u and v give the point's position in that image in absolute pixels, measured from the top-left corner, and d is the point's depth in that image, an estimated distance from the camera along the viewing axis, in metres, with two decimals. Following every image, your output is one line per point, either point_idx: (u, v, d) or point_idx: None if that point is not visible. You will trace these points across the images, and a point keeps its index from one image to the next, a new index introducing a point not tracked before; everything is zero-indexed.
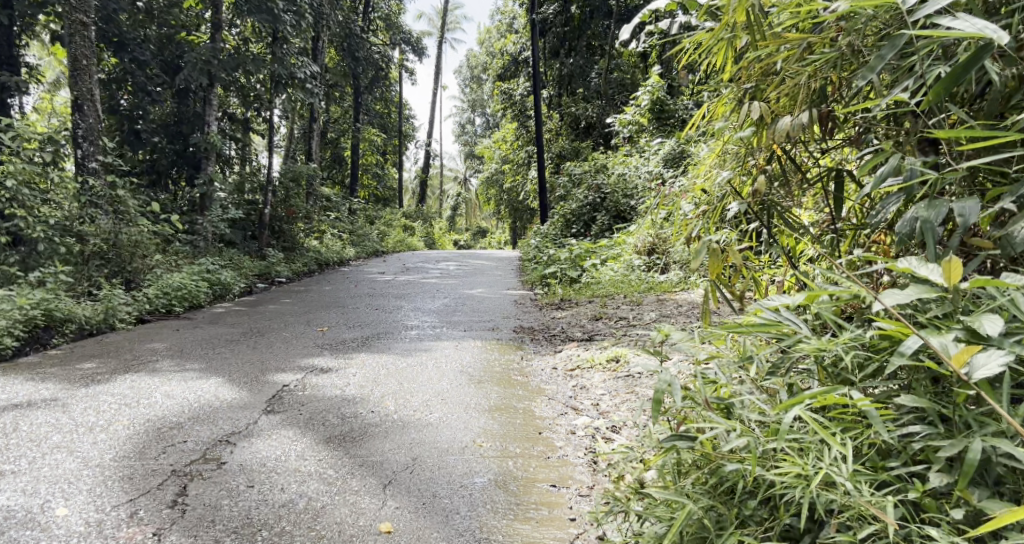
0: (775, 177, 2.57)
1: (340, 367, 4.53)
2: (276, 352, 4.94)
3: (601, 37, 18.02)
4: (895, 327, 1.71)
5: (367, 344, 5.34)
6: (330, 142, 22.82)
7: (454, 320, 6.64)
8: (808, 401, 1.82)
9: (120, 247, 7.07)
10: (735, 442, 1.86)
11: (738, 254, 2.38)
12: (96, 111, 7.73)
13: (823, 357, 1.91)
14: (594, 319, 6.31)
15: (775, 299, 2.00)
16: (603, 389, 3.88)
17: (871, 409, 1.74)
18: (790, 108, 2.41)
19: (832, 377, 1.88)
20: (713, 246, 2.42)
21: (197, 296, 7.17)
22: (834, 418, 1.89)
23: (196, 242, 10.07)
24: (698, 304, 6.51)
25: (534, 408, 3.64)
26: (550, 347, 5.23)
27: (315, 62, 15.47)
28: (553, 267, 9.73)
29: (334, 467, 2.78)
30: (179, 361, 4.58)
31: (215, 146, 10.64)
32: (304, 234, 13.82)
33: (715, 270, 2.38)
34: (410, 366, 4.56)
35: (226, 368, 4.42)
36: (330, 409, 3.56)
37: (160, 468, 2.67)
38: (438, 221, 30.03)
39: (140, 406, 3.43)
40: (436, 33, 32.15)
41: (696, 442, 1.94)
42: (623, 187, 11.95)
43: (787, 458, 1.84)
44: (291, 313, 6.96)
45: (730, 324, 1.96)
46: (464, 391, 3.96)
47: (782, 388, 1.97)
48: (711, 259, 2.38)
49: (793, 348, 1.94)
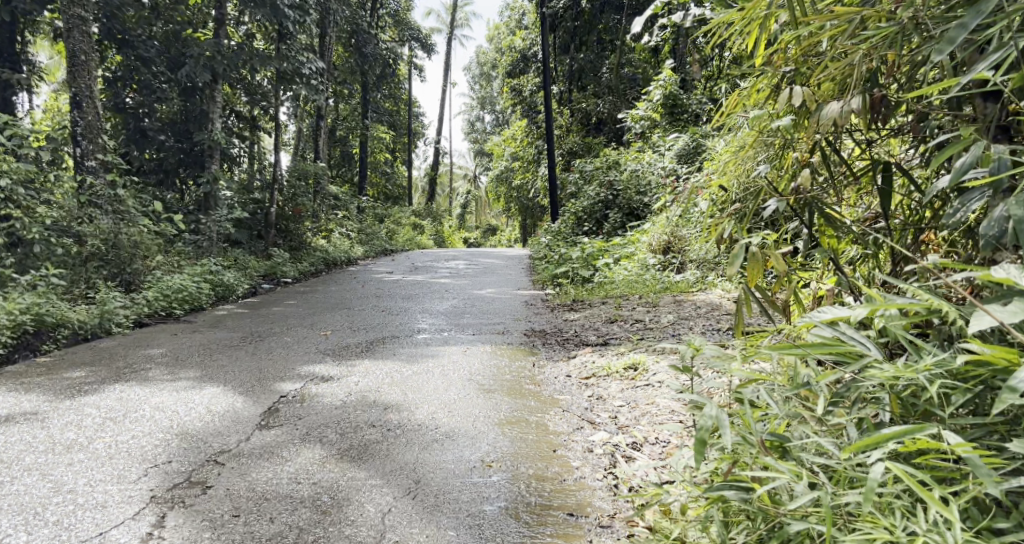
0: (817, 170, 2.31)
1: (341, 375, 4.29)
2: (276, 359, 4.71)
3: (612, 31, 17.67)
4: (998, 352, 1.54)
5: (370, 349, 5.12)
6: (338, 140, 22.62)
7: (463, 323, 6.40)
8: (892, 444, 1.63)
9: (119, 248, 6.89)
10: (803, 498, 1.68)
11: (780, 258, 2.12)
12: (95, 108, 7.55)
13: (897, 385, 1.74)
14: (609, 322, 6.05)
15: (830, 312, 1.82)
16: (621, 401, 3.65)
17: (973, 455, 1.54)
18: (836, 93, 2.14)
19: (909, 408, 1.71)
20: (752, 248, 2.15)
21: (198, 298, 6.99)
22: (921, 465, 1.69)
23: (200, 242, 9.89)
24: (716, 306, 6.24)
25: (548, 422, 3.40)
26: (564, 352, 4.99)
27: (322, 58, 15.25)
28: (565, 267, 9.48)
29: (329, 491, 2.55)
30: (173, 369, 4.35)
31: (220, 143, 10.46)
32: (312, 234, 13.63)
33: (754, 278, 2.13)
34: (416, 374, 4.32)
35: (221, 376, 4.18)
36: (330, 424, 3.34)
37: (138, 495, 2.45)
38: (448, 219, 29.77)
39: (126, 421, 3.21)
40: (445, 30, 31.88)
41: (754, 495, 1.78)
42: (636, 183, 11.71)
43: (869, 519, 1.65)
44: (294, 316, 6.74)
45: (784, 345, 1.79)
46: (473, 402, 3.72)
47: (851, 424, 1.79)
48: (748, 267, 2.14)
49: (862, 375, 1.75)
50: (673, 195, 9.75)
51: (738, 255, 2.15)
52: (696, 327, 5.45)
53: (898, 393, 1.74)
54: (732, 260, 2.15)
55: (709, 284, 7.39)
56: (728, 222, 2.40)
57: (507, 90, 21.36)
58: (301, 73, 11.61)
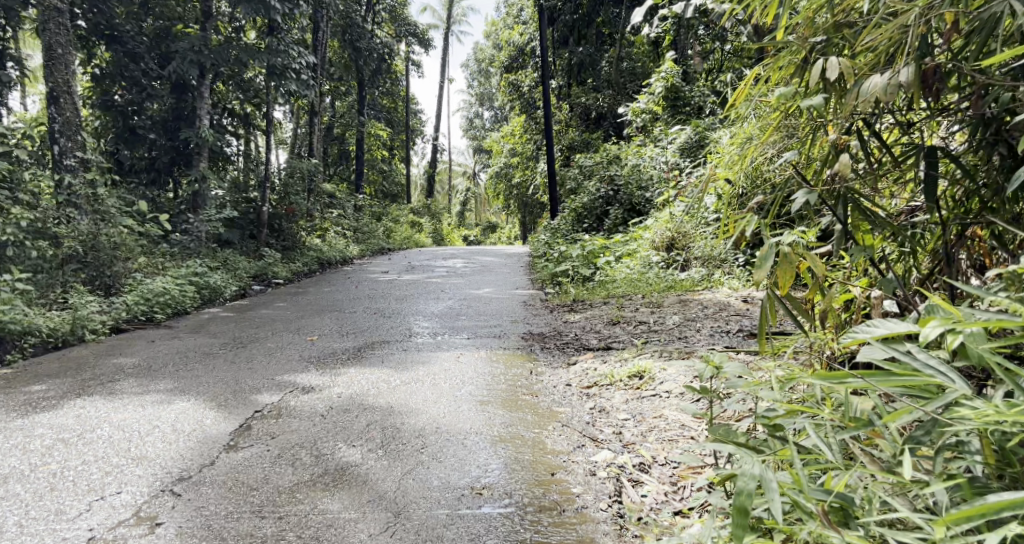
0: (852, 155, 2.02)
1: (325, 385, 3.98)
2: (255, 369, 4.37)
3: (612, 24, 17.37)
4: None
5: (358, 355, 4.80)
6: (335, 137, 22.27)
7: (457, 326, 6.08)
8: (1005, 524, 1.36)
9: (98, 249, 6.59)
10: None
11: (816, 261, 1.83)
12: (74, 104, 7.23)
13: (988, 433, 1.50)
14: (612, 324, 5.73)
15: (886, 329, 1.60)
16: (625, 414, 3.36)
17: None
18: (879, 63, 1.84)
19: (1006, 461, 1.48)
20: (783, 248, 1.85)
21: (180, 301, 6.67)
22: None
23: (188, 242, 9.56)
24: (725, 306, 5.94)
25: (546, 439, 3.09)
26: (564, 357, 4.68)
27: (316, 53, 14.93)
28: (565, 265, 9.17)
29: (294, 531, 2.26)
30: (144, 379, 4.04)
31: (208, 141, 10.13)
32: (306, 233, 13.32)
33: (787, 286, 1.82)
34: (405, 383, 4.02)
35: (195, 388, 3.84)
36: (305, 443, 3.02)
37: (73, 536, 2.22)
38: (446, 216, 29.43)
39: (78, 443, 2.92)
40: (443, 26, 31.56)
41: None
42: (638, 178, 11.32)
43: None
44: (280, 320, 6.42)
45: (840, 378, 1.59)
46: (466, 415, 3.42)
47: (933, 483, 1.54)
48: (779, 270, 1.82)
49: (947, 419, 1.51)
50: (676, 191, 9.45)
51: (768, 255, 1.83)
52: (704, 329, 5.15)
53: (997, 440, 1.50)
54: (760, 262, 1.84)
55: (714, 282, 7.10)
56: (751, 218, 2.10)
57: (505, 85, 21.07)
58: (292, 68, 11.29)
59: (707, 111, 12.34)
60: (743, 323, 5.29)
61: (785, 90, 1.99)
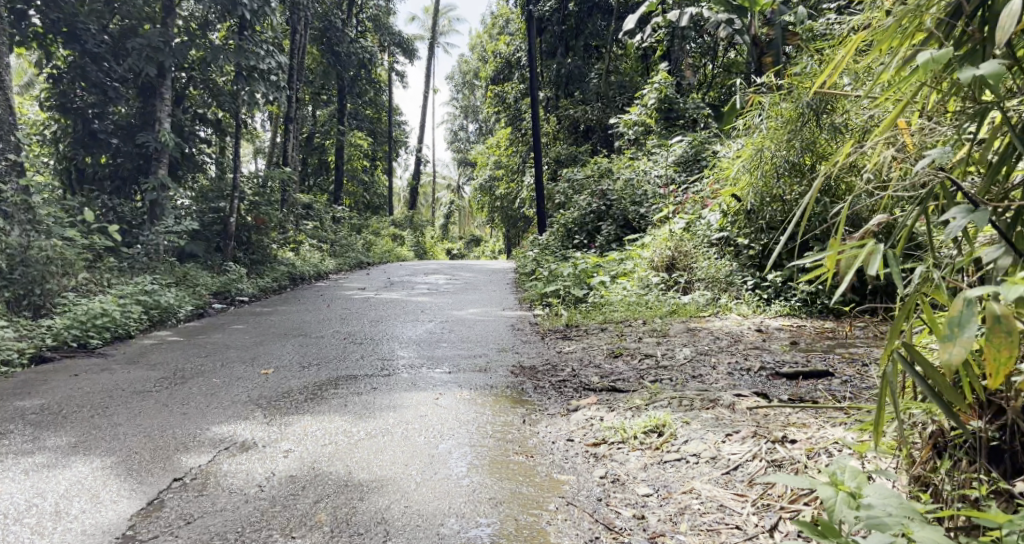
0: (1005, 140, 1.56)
1: (270, 440, 3.23)
2: (188, 415, 3.59)
3: (600, 37, 16.85)
4: None
5: (316, 397, 4.03)
6: (314, 147, 21.51)
7: (438, 356, 5.35)
8: None
9: (27, 265, 5.81)
10: None
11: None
12: (6, 99, 6.45)
13: None
14: (612, 356, 5.03)
15: None
16: (647, 488, 2.68)
17: None
18: None
19: None
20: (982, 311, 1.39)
21: (121, 325, 5.87)
22: None
23: (143, 257, 8.73)
24: (741, 338, 5.27)
25: (548, 528, 2.39)
26: (562, 401, 3.95)
27: (293, 58, 14.19)
28: (555, 285, 8.47)
29: None
30: (45, 430, 3.26)
31: (167, 146, 9.38)
32: (277, 246, 12.53)
33: (993, 365, 1.41)
34: (369, 438, 3.28)
35: (105, 443, 3.06)
36: (226, 536, 2.30)
37: None
38: (429, 230, 28.61)
39: None
40: (427, 37, 30.96)
41: None
42: (632, 193, 10.65)
43: None
44: (234, 347, 5.64)
45: None
46: (444, 488, 2.69)
47: None
48: (988, 341, 1.42)
49: None
50: (675, 208, 8.86)
51: (965, 316, 1.39)
52: (720, 367, 4.47)
53: None
54: (951, 331, 1.40)
55: (721, 308, 6.46)
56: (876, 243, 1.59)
57: (490, 97, 20.49)
58: (261, 69, 10.55)
59: (702, 124, 11.75)
60: (764, 359, 4.61)
61: (938, 52, 1.46)
